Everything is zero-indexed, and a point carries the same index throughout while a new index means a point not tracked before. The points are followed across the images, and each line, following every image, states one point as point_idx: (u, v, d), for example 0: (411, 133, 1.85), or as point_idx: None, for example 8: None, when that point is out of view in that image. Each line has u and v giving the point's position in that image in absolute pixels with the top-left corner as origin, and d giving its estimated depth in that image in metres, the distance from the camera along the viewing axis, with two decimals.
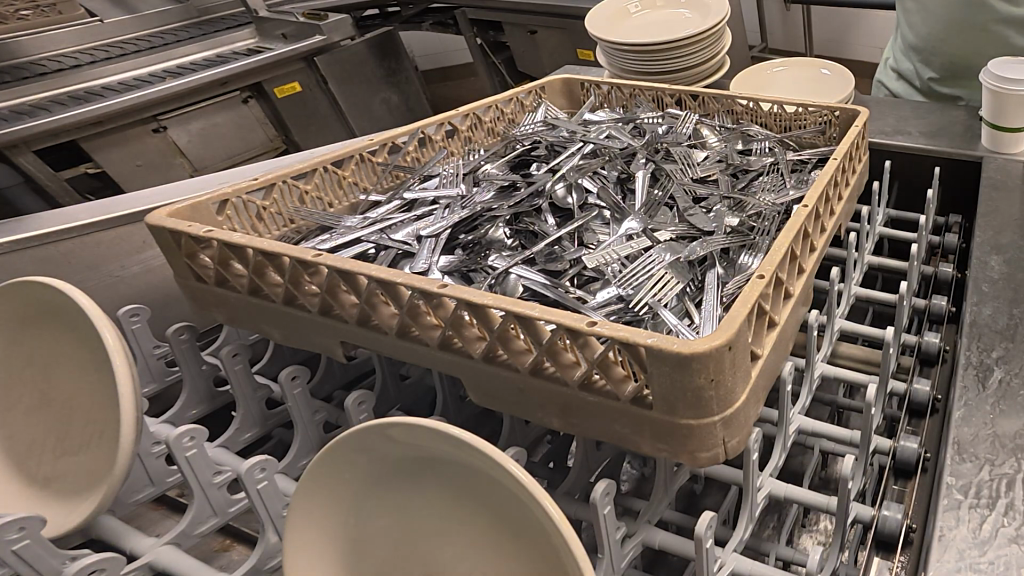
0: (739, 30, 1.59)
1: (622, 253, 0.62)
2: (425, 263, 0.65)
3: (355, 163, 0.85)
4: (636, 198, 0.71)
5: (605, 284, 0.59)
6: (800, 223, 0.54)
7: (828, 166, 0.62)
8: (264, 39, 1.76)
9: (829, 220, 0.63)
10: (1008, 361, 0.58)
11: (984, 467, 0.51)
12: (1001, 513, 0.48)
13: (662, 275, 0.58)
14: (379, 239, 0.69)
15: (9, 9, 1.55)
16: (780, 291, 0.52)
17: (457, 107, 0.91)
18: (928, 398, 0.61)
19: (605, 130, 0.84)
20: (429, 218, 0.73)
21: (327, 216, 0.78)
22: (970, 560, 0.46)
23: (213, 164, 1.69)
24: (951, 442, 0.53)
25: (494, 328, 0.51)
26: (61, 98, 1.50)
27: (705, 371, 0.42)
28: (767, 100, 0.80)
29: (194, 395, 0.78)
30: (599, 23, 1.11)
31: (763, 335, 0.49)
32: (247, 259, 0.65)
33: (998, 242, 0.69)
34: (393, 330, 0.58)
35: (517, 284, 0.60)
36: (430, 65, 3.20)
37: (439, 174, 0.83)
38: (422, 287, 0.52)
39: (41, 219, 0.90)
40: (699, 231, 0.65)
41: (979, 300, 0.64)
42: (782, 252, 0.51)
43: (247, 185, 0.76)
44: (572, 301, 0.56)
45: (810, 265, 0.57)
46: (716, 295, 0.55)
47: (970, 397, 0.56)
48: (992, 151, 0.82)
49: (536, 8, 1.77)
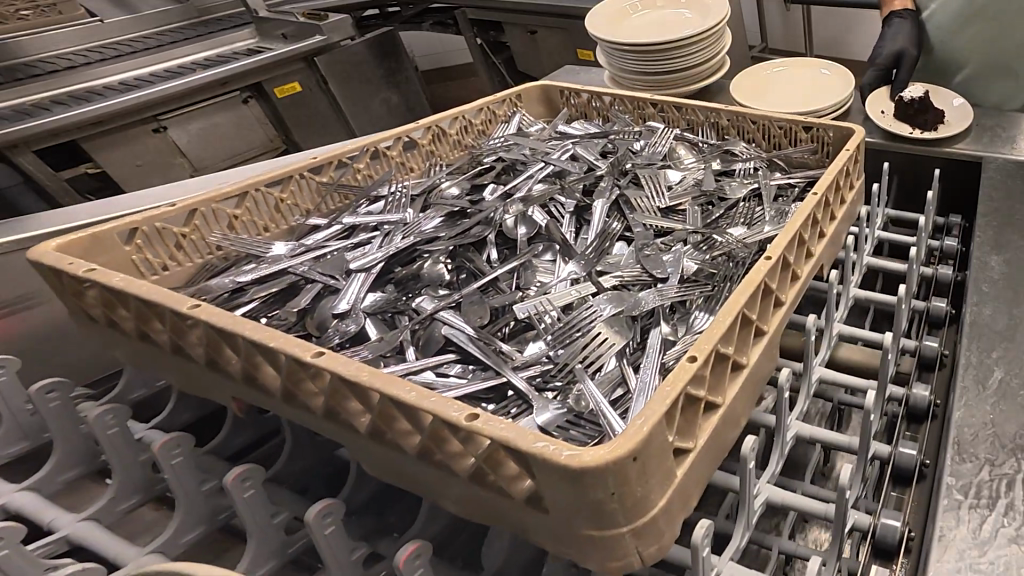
0: (739, 30, 1.59)
1: (566, 300, 0.60)
2: (349, 302, 0.64)
3: (294, 183, 0.84)
4: (590, 230, 0.71)
5: (543, 336, 0.58)
6: (758, 280, 0.51)
7: (810, 201, 0.60)
8: (264, 39, 1.76)
9: (803, 267, 0.60)
10: (1008, 362, 0.58)
11: (984, 467, 0.51)
12: (1002, 513, 0.48)
13: (596, 334, 0.55)
14: (305, 271, 0.69)
15: (9, 9, 1.55)
16: (725, 366, 0.47)
17: (418, 120, 0.91)
18: (915, 465, 0.55)
19: (570, 149, 0.84)
20: (366, 246, 0.73)
21: (255, 245, 0.76)
22: (970, 560, 0.46)
23: (214, 164, 1.69)
24: (951, 442, 0.54)
25: (372, 406, 0.46)
26: (62, 97, 1.50)
27: (604, 484, 0.37)
28: (758, 117, 0.81)
29: (70, 454, 0.68)
30: (598, 22, 1.12)
31: (696, 424, 0.44)
32: (130, 307, 0.61)
33: (998, 242, 0.69)
34: (280, 391, 0.54)
35: (443, 332, 0.58)
36: (430, 65, 3.22)
37: (386, 197, 0.82)
38: (294, 351, 0.49)
39: (41, 219, 0.91)
40: (661, 278, 0.62)
41: (979, 300, 0.64)
42: (727, 324, 0.46)
43: (161, 212, 0.74)
44: (497, 361, 0.54)
45: (772, 326, 0.54)
46: (657, 357, 0.51)
47: (970, 398, 0.56)
48: (991, 151, 0.82)
49: (536, 8, 1.77)
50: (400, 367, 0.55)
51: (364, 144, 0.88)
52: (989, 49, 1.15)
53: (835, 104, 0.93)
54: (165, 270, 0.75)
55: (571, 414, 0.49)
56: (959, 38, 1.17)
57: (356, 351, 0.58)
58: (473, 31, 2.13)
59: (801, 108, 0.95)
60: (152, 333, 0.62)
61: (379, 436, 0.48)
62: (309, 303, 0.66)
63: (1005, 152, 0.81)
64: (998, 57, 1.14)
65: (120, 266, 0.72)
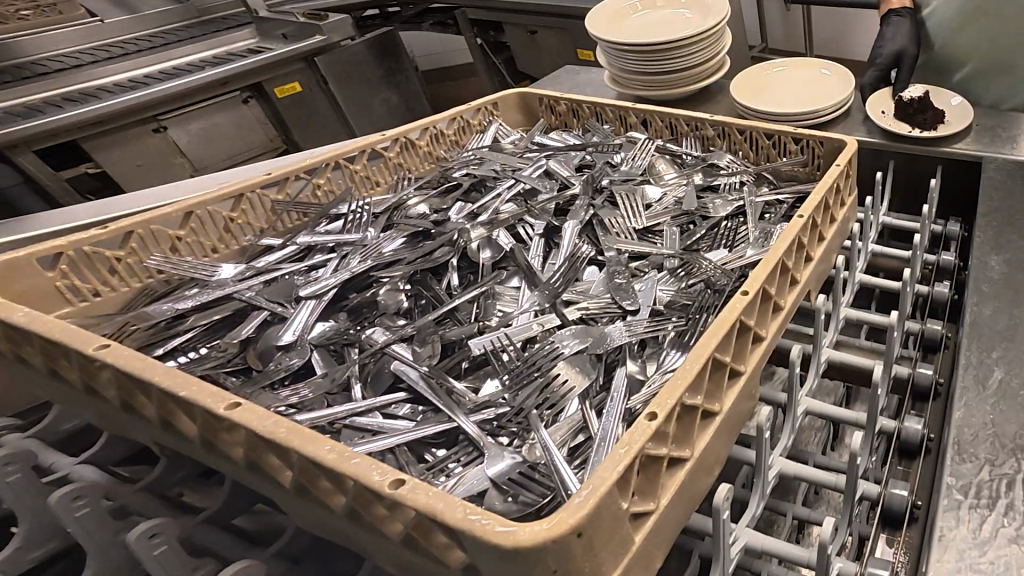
0: (739, 30, 1.59)
1: (529, 331, 0.59)
2: (293, 335, 0.63)
3: (244, 204, 0.83)
4: (552, 258, 0.69)
5: (500, 368, 0.56)
6: (732, 320, 0.49)
7: (786, 234, 0.58)
8: (264, 39, 1.76)
9: (786, 298, 0.59)
10: (1008, 362, 0.58)
11: (984, 467, 0.51)
12: (1002, 513, 0.48)
13: (554, 375, 0.53)
14: (250, 298, 0.68)
15: (10, 10, 1.55)
16: (694, 415, 0.46)
17: (383, 133, 0.92)
18: (904, 508, 0.52)
19: (543, 165, 0.84)
20: (317, 270, 0.72)
21: (199, 268, 0.75)
22: (970, 560, 0.46)
23: (213, 164, 1.70)
24: (950, 442, 0.54)
25: (292, 464, 0.43)
26: (61, 98, 1.50)
27: (548, 563, 0.35)
28: (745, 128, 0.81)
29: None
30: (600, 22, 1.12)
31: (659, 483, 0.42)
32: (36, 346, 0.59)
33: (998, 242, 0.69)
34: (199, 438, 0.50)
35: (392, 368, 0.57)
36: (430, 65, 3.22)
37: (345, 216, 0.82)
38: (206, 403, 0.46)
39: (40, 220, 0.92)
40: (631, 311, 0.60)
41: (979, 300, 0.64)
42: (696, 371, 0.45)
43: (90, 235, 0.72)
44: (451, 406, 0.52)
45: (751, 365, 0.52)
46: (621, 402, 0.50)
47: (970, 398, 0.56)
48: (991, 151, 0.82)
49: (535, 8, 1.77)
50: (346, 405, 0.54)
51: (319, 159, 0.87)
52: (990, 48, 1.14)
53: (835, 104, 0.93)
54: (96, 296, 0.73)
55: (525, 465, 0.46)
56: (960, 38, 1.17)
57: (284, 394, 0.56)
58: (473, 31, 2.13)
59: (801, 108, 0.95)
60: (63, 371, 0.59)
61: (304, 491, 0.45)
62: (252, 332, 0.64)
63: (1005, 152, 0.81)
64: (997, 57, 1.14)
65: (43, 296, 0.69)
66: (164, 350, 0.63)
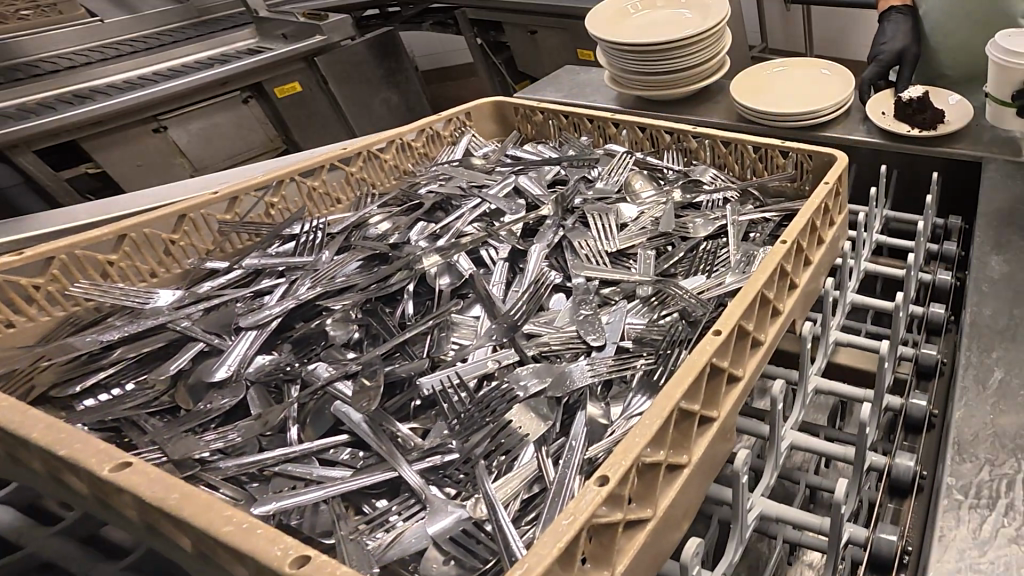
0: (738, 30, 1.59)
1: (485, 368, 0.57)
2: (230, 368, 0.61)
3: (187, 226, 0.81)
4: (513, 288, 0.67)
5: (449, 408, 0.54)
6: (699, 365, 0.47)
7: (764, 266, 0.56)
8: (264, 39, 1.76)
9: (766, 332, 0.57)
10: (1008, 362, 0.58)
11: (984, 468, 0.51)
12: (1002, 514, 0.48)
13: (506, 421, 0.51)
14: (187, 328, 0.66)
15: (9, 10, 1.56)
16: (656, 470, 0.43)
17: (347, 146, 0.91)
18: (894, 554, 0.48)
19: (512, 182, 0.83)
20: (265, 297, 0.70)
21: (130, 296, 0.72)
22: (970, 560, 0.46)
23: (214, 164, 1.69)
24: (950, 442, 0.53)
25: (190, 534, 0.41)
26: (60, 98, 1.49)
27: None
28: (730, 141, 0.81)
29: None
30: (598, 22, 1.11)
31: (615, 550, 0.40)
32: None
33: (999, 243, 0.69)
34: (90, 497, 0.48)
35: (332, 410, 0.56)
36: (430, 65, 3.22)
37: (297, 237, 0.81)
38: (95, 463, 0.45)
39: (41, 219, 0.93)
40: (587, 347, 0.58)
41: (979, 300, 0.64)
42: (655, 428, 0.42)
43: (8, 261, 0.70)
44: (390, 453, 0.51)
45: (723, 412, 0.49)
46: (581, 452, 0.48)
47: (969, 397, 0.56)
48: (990, 151, 0.82)
49: (535, 9, 1.77)
50: (279, 450, 0.53)
51: (270, 177, 0.85)
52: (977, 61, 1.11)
53: (835, 104, 0.93)
54: (9, 326, 0.69)
55: (470, 522, 0.45)
56: None
57: (208, 436, 0.55)
58: (473, 31, 2.13)
59: (802, 108, 0.95)
60: None
61: (203, 556, 0.43)
62: (184, 364, 0.63)
63: (1005, 153, 0.81)
64: None
65: None
66: (81, 388, 0.62)
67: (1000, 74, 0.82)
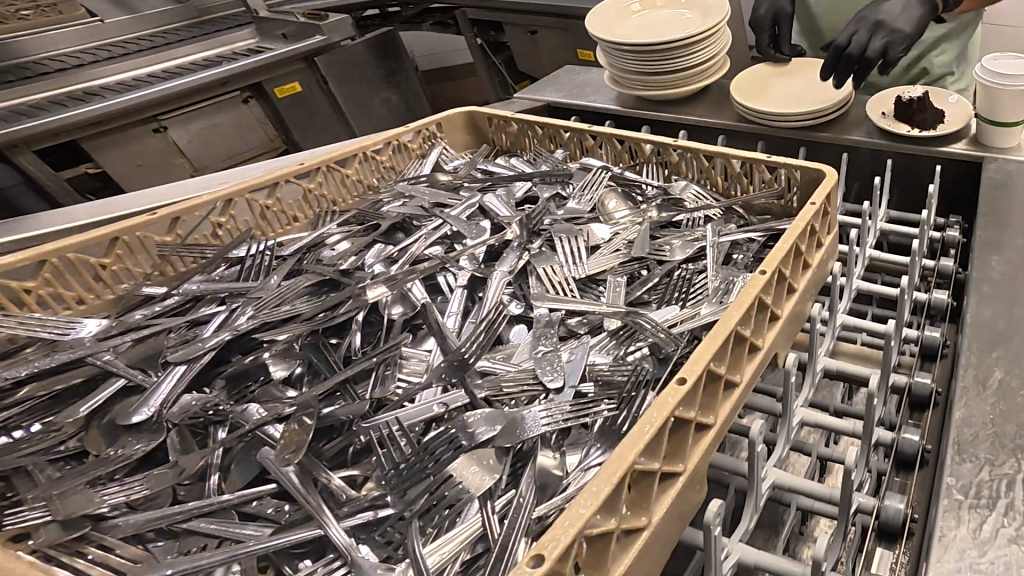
0: (742, 32, 1.56)
1: (430, 413, 0.55)
2: (155, 406, 0.59)
3: (119, 251, 0.78)
4: (473, 318, 0.64)
5: (386, 454, 0.52)
6: (657, 420, 0.44)
7: (739, 301, 0.53)
8: (264, 39, 1.73)
9: (743, 371, 0.53)
10: (1008, 361, 0.54)
11: (984, 468, 0.48)
12: (1002, 513, 0.45)
13: (447, 474, 0.49)
14: (108, 362, 0.63)
15: (10, 10, 1.54)
16: (607, 538, 0.40)
17: (306, 161, 0.88)
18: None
19: (477, 203, 0.81)
20: (207, 325, 0.68)
21: (49, 327, 0.69)
22: (970, 560, 0.43)
23: (213, 163, 1.67)
24: (950, 441, 0.50)
25: None
26: (61, 98, 1.47)
27: None
28: (713, 155, 0.77)
29: None
30: (598, 21, 1.08)
31: None
32: None
33: (1001, 241, 0.65)
34: None
35: (257, 458, 0.54)
36: (430, 65, 3.17)
37: (243, 262, 0.79)
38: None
39: (41, 220, 0.91)
40: (541, 390, 0.56)
41: (979, 300, 0.60)
42: (598, 494, 0.40)
43: None
44: (314, 506, 0.50)
45: (691, 465, 0.46)
46: (529, 511, 0.46)
47: (969, 398, 0.52)
48: (993, 151, 0.78)
49: (536, 8, 1.73)
50: (193, 505, 0.51)
51: (216, 197, 0.82)
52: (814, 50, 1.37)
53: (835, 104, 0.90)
54: None
55: None
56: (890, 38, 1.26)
57: (108, 490, 0.53)
58: (473, 31, 2.10)
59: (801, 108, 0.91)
60: None
61: None
62: (108, 397, 0.61)
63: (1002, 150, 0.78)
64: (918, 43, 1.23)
65: None
66: None
67: (987, 96, 0.76)
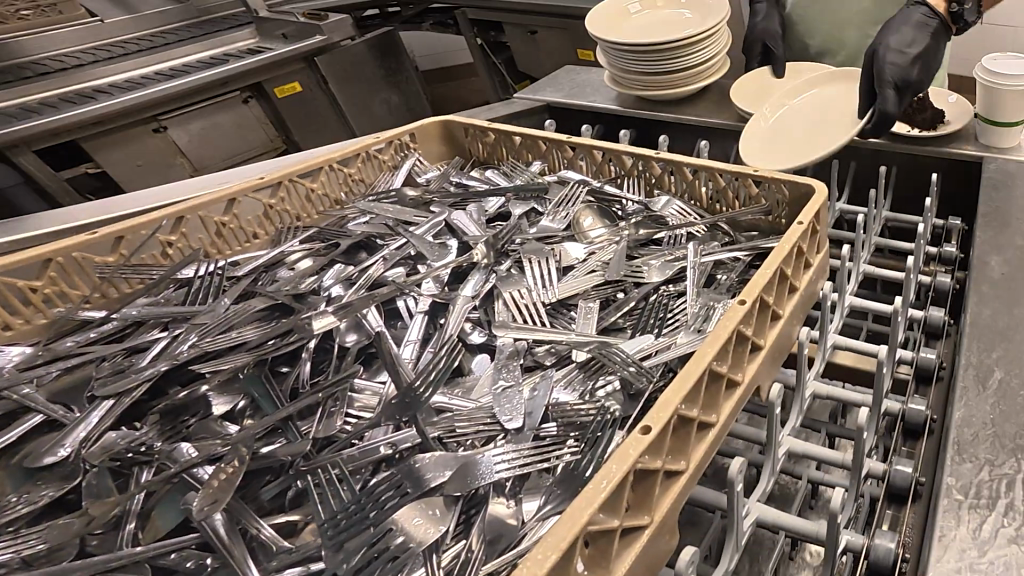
0: (738, 33, 1.63)
1: (377, 455, 0.41)
2: None
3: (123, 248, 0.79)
4: (430, 346, 0.48)
5: (323, 501, 0.39)
6: (727, 335, 0.43)
7: (792, 230, 0.51)
8: (264, 40, 1.67)
9: (766, 335, 0.49)
10: (1000, 316, 0.55)
11: (996, 398, 0.48)
12: (1003, 513, 0.41)
13: None
14: None
15: (9, 9, 1.45)
16: (653, 478, 0.37)
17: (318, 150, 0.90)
18: (894, 561, 0.45)
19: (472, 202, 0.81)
20: None
21: None
22: (969, 560, 0.39)
23: (214, 164, 1.62)
24: (968, 366, 0.51)
25: None
26: (61, 99, 1.41)
27: None
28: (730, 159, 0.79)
29: None
30: (598, 20, 1.08)
31: (615, 556, 0.35)
32: None
33: (998, 210, 0.66)
34: None
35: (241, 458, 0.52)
36: (430, 65, 3.22)
37: None
38: None
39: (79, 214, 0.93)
40: (539, 362, 0.48)
41: (991, 249, 0.61)
42: (626, 463, 0.35)
43: None
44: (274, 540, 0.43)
45: (748, 376, 0.46)
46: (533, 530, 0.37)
47: (979, 323, 0.54)
48: (985, 147, 0.75)
49: (541, 9, 1.79)
50: None
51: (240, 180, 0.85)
52: None
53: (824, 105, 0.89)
54: None
55: None
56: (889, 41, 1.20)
57: None
58: (473, 31, 2.15)
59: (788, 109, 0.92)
60: None
61: None
62: None
63: (1005, 152, 0.74)
64: None
65: None
66: None
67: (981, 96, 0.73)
